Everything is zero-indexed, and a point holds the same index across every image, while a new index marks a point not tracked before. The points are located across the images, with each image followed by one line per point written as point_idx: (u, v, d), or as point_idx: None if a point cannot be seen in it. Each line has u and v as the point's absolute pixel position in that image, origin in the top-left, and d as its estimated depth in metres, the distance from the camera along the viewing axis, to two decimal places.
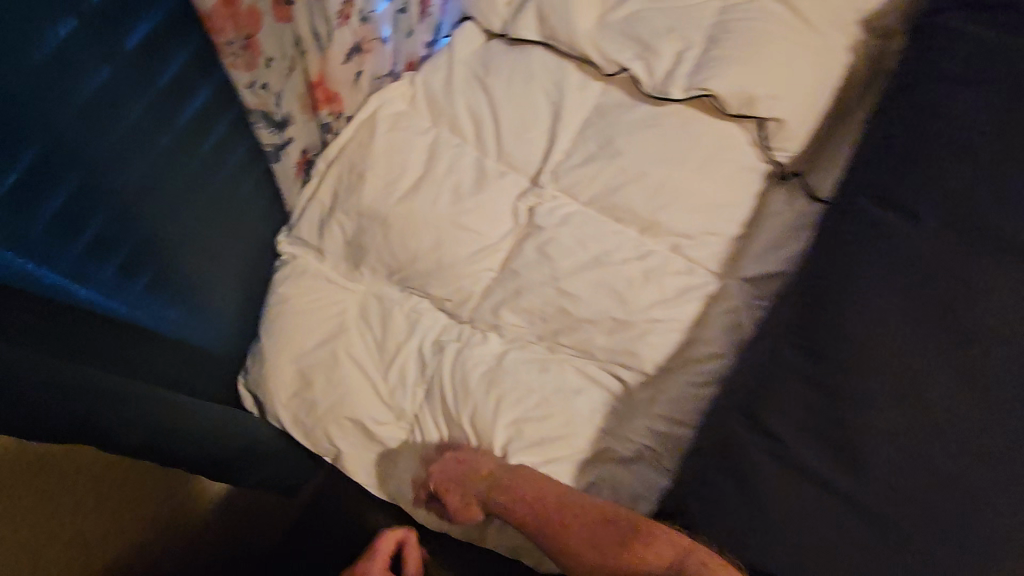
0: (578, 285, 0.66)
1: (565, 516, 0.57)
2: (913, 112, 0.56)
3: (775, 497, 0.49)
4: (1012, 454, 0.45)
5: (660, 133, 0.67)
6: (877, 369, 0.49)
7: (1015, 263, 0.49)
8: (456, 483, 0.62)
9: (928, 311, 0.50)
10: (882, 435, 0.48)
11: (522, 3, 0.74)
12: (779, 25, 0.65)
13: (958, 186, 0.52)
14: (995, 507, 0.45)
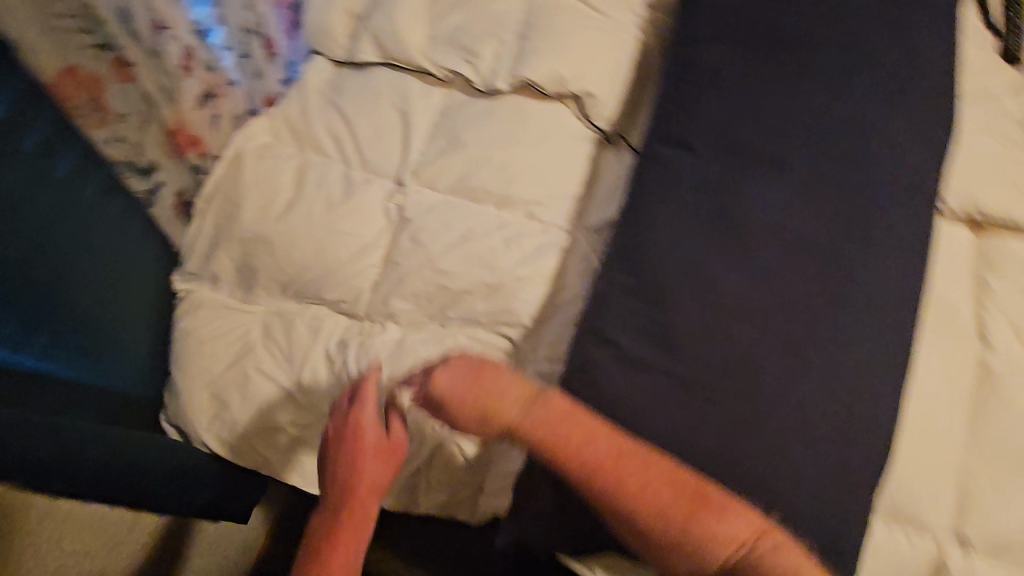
0: (452, 263, 0.74)
1: (646, 476, 0.55)
2: (682, 73, 0.73)
3: (620, 392, 0.61)
4: (772, 312, 0.61)
5: (499, 121, 0.79)
6: (680, 271, 0.63)
7: (760, 175, 0.66)
8: (511, 403, 0.58)
9: (710, 220, 0.65)
10: (688, 321, 0.62)
11: (357, 30, 0.84)
12: (577, 20, 0.81)
13: (719, 124, 0.69)
14: (767, 354, 0.60)
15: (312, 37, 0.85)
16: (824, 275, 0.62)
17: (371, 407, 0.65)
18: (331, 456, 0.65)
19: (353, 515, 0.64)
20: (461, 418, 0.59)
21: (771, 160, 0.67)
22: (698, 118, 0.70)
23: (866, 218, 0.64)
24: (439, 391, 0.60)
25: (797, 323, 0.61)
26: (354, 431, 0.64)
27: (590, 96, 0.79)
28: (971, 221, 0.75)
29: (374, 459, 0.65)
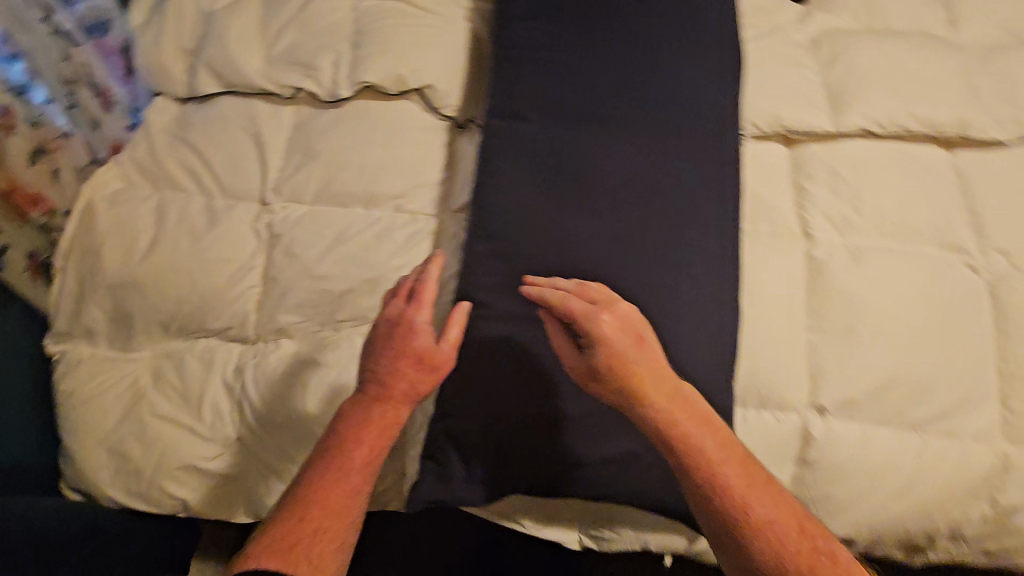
0: (329, 267, 0.77)
1: (741, 468, 0.56)
2: (507, 52, 0.79)
3: (495, 347, 0.67)
4: (612, 243, 0.69)
5: (349, 127, 0.82)
6: (529, 227, 0.70)
7: (583, 129, 0.74)
8: (636, 362, 0.58)
9: (546, 176, 0.72)
10: (543, 269, 0.69)
11: (193, 64, 0.85)
12: (405, 20, 0.85)
13: (542, 93, 0.76)
14: (613, 280, 0.68)
15: (149, 78, 0.85)
16: (654, 195, 0.71)
17: (428, 301, 0.60)
18: (376, 347, 0.61)
19: (375, 418, 0.59)
20: (601, 362, 0.58)
21: (592, 115, 0.75)
22: (524, 83, 0.77)
23: (682, 144, 0.73)
24: (600, 328, 0.58)
25: (640, 239, 0.69)
26: (400, 322, 0.60)
27: (431, 89, 0.84)
28: (782, 139, 0.86)
29: (415, 367, 0.60)
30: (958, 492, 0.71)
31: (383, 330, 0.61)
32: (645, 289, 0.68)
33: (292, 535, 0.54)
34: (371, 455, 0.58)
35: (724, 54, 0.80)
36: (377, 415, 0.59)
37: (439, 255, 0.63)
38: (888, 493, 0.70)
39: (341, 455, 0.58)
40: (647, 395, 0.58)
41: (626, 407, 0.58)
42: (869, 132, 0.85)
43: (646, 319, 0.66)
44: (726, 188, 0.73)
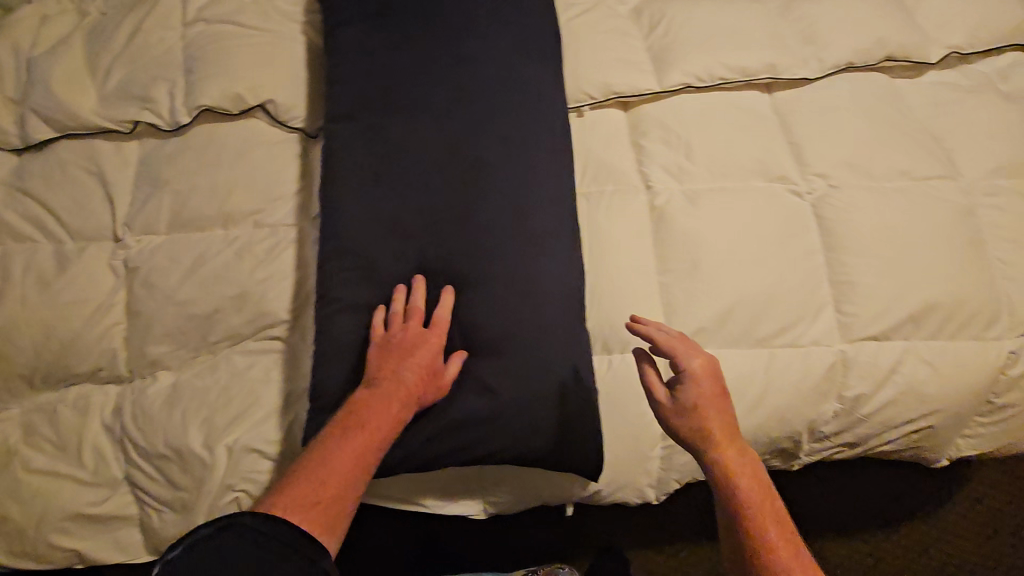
0: (192, 292, 0.77)
1: (780, 519, 0.61)
2: (337, 57, 0.81)
3: (356, 338, 0.69)
4: (451, 223, 0.73)
5: (195, 152, 0.83)
6: (372, 220, 0.73)
7: (412, 120, 0.77)
8: (720, 410, 0.67)
9: (381, 169, 0.75)
10: (391, 258, 0.72)
11: (23, 112, 0.83)
12: (236, 40, 0.86)
13: (372, 92, 0.79)
14: (456, 258, 0.72)
15: None
16: (485, 173, 0.75)
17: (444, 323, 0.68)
18: (394, 354, 0.66)
19: (393, 414, 0.63)
20: (690, 400, 0.68)
21: (420, 105, 0.78)
22: (352, 85, 0.79)
23: (507, 123, 0.78)
24: (693, 374, 0.68)
25: (479, 216, 0.74)
26: (417, 337, 0.67)
27: (273, 103, 0.85)
28: (619, 103, 0.92)
29: (427, 382, 0.66)
30: (808, 396, 0.78)
31: (398, 339, 0.67)
32: (489, 262, 0.72)
33: (314, 497, 0.56)
34: (382, 450, 0.62)
35: (544, 34, 0.85)
36: (395, 411, 0.63)
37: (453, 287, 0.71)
38: (745, 406, 0.77)
39: (358, 434, 0.61)
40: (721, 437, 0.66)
41: (699, 444, 0.66)
42: (692, 86, 0.92)
43: (526, 311, 0.71)
44: (557, 157, 0.79)
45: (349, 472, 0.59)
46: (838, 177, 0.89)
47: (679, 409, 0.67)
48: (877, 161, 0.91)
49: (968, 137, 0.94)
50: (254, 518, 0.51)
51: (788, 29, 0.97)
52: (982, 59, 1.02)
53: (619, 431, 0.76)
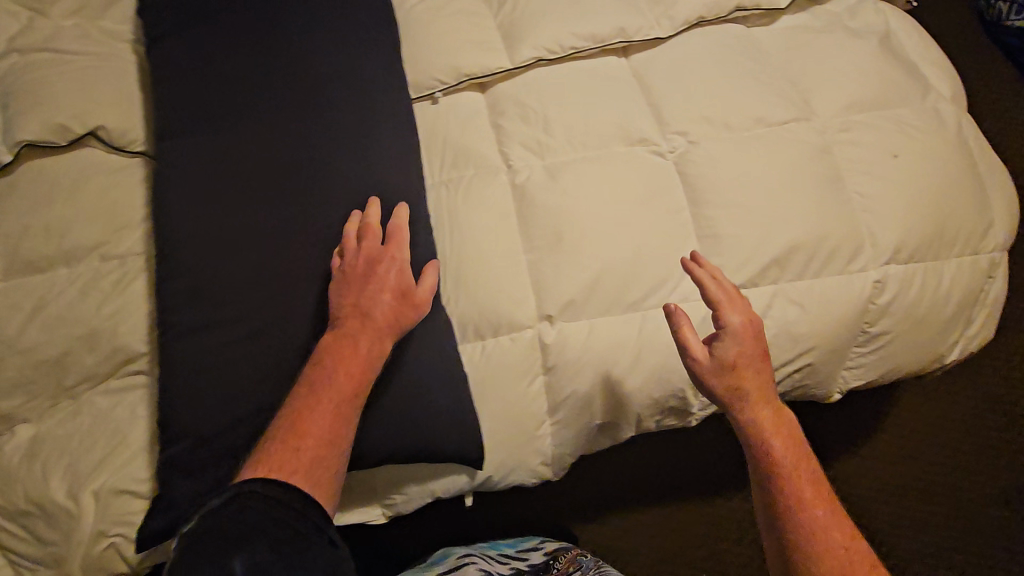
0: (37, 338, 0.74)
1: (813, 478, 0.67)
2: (159, 73, 0.78)
3: (204, 362, 0.67)
4: (292, 230, 0.71)
5: (24, 190, 0.78)
6: (210, 238, 0.70)
7: (242, 128, 0.75)
8: (758, 369, 0.72)
9: (214, 184, 0.72)
10: (233, 275, 0.69)
11: None
12: (55, 69, 0.82)
13: (198, 106, 0.76)
14: (301, 265, 0.70)
15: None
16: (323, 175, 0.73)
17: (402, 241, 0.69)
18: (356, 282, 0.67)
19: (363, 347, 0.65)
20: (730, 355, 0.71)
21: (250, 113, 0.75)
22: (175, 102, 0.76)
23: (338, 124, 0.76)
24: (729, 328, 0.72)
25: (323, 219, 0.72)
26: (376, 259, 0.68)
27: (104, 129, 0.81)
28: (474, 85, 0.91)
29: (399, 301, 0.68)
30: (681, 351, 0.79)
31: (356, 265, 0.68)
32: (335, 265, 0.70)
33: (303, 448, 0.59)
34: (359, 382, 0.64)
35: (382, 25, 0.83)
36: (367, 340, 0.65)
37: (405, 206, 0.71)
38: (620, 371, 0.78)
39: (334, 374, 0.63)
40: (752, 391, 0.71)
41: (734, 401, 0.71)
42: (544, 58, 0.91)
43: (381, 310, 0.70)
44: (400, 147, 0.77)
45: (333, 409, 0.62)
46: (696, 133, 0.90)
47: (723, 365, 0.71)
48: (733, 112, 0.92)
49: (820, 78, 0.96)
50: (262, 487, 0.53)
51: None
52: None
53: (499, 413, 0.77)
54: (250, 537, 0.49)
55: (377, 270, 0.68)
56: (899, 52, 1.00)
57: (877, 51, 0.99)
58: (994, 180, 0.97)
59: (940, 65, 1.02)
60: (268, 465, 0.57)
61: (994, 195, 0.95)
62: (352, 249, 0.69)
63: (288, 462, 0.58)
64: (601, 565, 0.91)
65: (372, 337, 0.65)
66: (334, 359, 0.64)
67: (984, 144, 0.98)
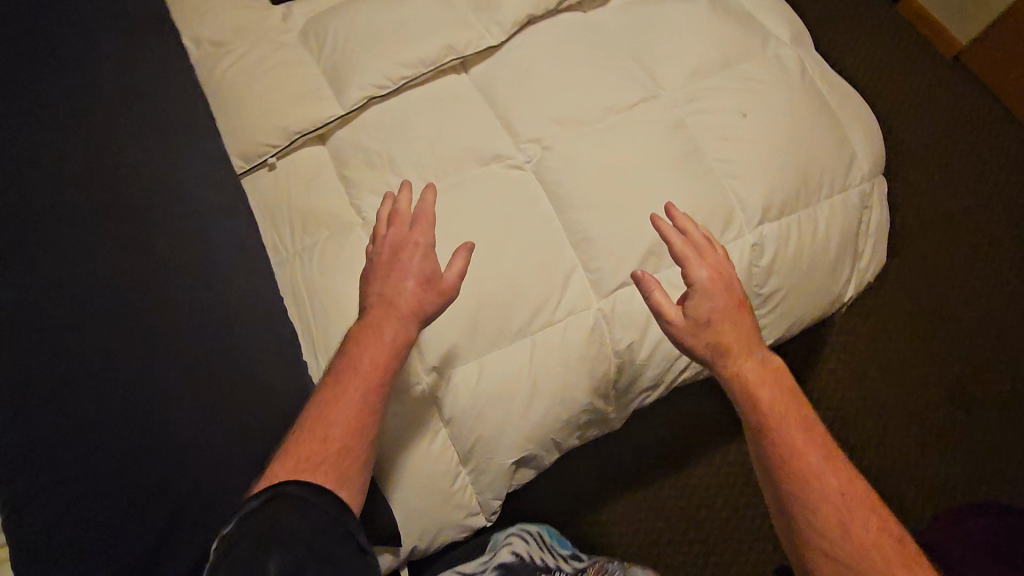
0: None
1: (804, 425, 0.67)
2: None
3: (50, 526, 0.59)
4: (125, 353, 0.65)
5: None
6: (25, 385, 0.62)
7: (41, 254, 0.67)
8: (735, 322, 0.72)
9: (22, 321, 0.64)
10: (64, 419, 0.62)
11: None
12: None
13: None
14: (146, 385, 0.65)
15: None
16: (157, 284, 0.69)
17: (423, 228, 0.69)
18: (377, 272, 0.70)
19: (385, 335, 0.67)
20: (703, 312, 0.71)
21: (48, 236, 0.68)
22: None
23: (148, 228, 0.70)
24: (698, 288, 0.72)
25: (164, 331, 0.67)
26: (398, 246, 0.70)
27: None
28: (314, 138, 0.86)
29: (422, 289, 0.69)
30: (575, 368, 0.78)
31: (381, 253, 0.71)
32: (190, 377, 0.66)
33: (325, 443, 0.62)
34: (382, 370, 0.66)
35: (197, 118, 0.82)
36: (390, 329, 0.67)
37: (429, 188, 0.71)
38: (521, 403, 0.76)
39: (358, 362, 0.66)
40: (730, 345, 0.71)
41: (714, 360, 0.72)
42: (375, 95, 0.86)
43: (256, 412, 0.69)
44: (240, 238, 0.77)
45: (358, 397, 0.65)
46: (550, 138, 0.87)
47: (699, 322, 0.72)
48: (584, 105, 0.89)
49: (664, 50, 0.95)
50: (297, 488, 0.57)
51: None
52: None
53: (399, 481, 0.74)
54: (285, 538, 0.53)
55: (400, 257, 0.70)
56: (734, 6, 1.00)
57: (713, 9, 0.98)
58: (849, 111, 0.98)
59: (777, 10, 1.02)
60: (293, 457, 0.61)
61: (851, 127, 0.97)
62: (380, 237, 0.72)
63: (315, 452, 0.62)
64: (629, 568, 0.93)
65: (394, 325, 0.67)
66: (361, 343, 0.67)
67: (831, 79, 1.00)
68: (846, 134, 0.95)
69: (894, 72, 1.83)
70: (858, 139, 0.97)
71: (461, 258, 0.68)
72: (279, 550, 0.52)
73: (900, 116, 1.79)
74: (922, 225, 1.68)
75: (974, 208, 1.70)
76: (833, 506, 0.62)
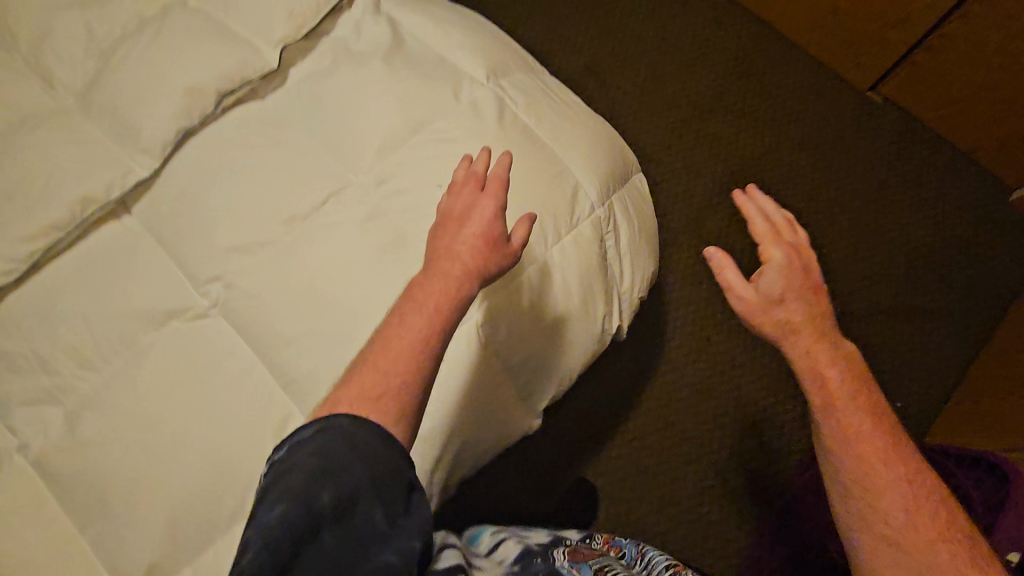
0: None
1: (871, 404, 0.69)
2: None
3: None
4: None
5: None
6: None
7: None
8: (807, 302, 0.77)
9: None
10: None
11: None
12: None
13: None
14: None
15: None
16: None
17: (494, 184, 0.72)
18: (449, 226, 0.73)
19: (451, 282, 0.69)
20: (773, 289, 0.77)
21: None
22: None
23: None
24: (772, 268, 0.78)
25: None
26: (470, 206, 0.73)
27: None
28: None
29: (487, 245, 0.72)
30: None
31: (451, 210, 0.75)
32: None
33: (385, 383, 0.63)
34: (446, 313, 0.68)
35: None
36: (459, 273, 0.70)
37: (506, 150, 0.75)
38: None
39: (422, 299, 0.68)
40: (791, 317, 0.76)
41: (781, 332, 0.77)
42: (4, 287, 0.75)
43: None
44: None
45: (421, 332, 0.66)
46: (231, 273, 0.76)
47: (770, 297, 0.77)
48: (263, 222, 0.79)
49: (348, 129, 0.85)
50: (350, 420, 0.60)
51: (101, 131, 0.82)
52: (332, 23, 0.94)
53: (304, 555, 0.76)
54: (341, 468, 0.57)
55: (470, 216, 0.74)
56: (420, 53, 0.91)
57: (395, 64, 0.88)
58: (573, 133, 0.92)
59: (472, 43, 0.94)
60: (356, 391, 0.62)
61: (578, 149, 0.91)
62: (453, 196, 0.76)
63: (371, 389, 0.63)
64: (642, 548, 0.98)
65: (459, 277, 0.69)
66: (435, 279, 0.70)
67: (545, 103, 0.93)
68: (569, 163, 0.90)
69: (669, 34, 1.85)
70: (588, 160, 0.91)
71: (526, 224, 0.73)
72: (331, 482, 0.56)
73: (684, 76, 1.82)
74: (730, 177, 1.72)
75: (773, 146, 1.76)
76: (885, 481, 0.64)
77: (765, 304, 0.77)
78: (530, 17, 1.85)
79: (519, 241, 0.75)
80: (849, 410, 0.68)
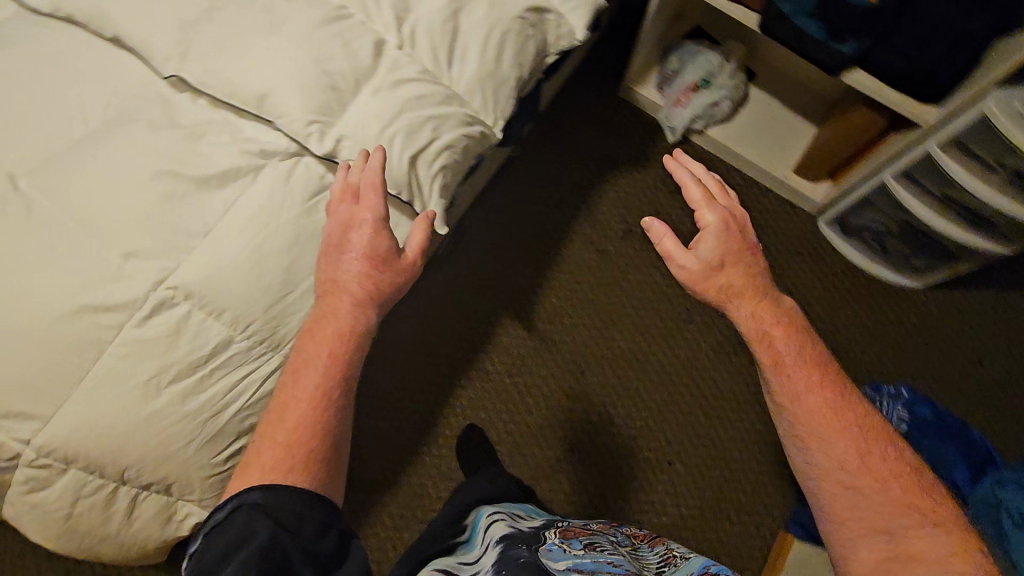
0: None
1: (793, 348, 0.76)
2: None
3: None
4: None
5: None
6: None
7: None
8: (736, 256, 0.80)
9: None
10: None
11: None
12: None
13: None
14: None
15: None
16: None
17: (371, 190, 0.80)
18: (333, 250, 0.81)
19: (344, 307, 0.79)
20: (710, 252, 0.80)
21: None
22: None
23: None
24: (696, 205, 0.82)
25: None
26: (349, 224, 0.81)
27: None
28: None
29: (370, 267, 0.80)
30: None
31: (333, 234, 0.81)
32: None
33: (284, 459, 0.71)
34: (345, 337, 0.78)
35: None
36: (354, 323, 0.78)
37: (377, 152, 0.80)
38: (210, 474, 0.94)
39: (314, 356, 0.77)
40: (722, 284, 0.79)
41: (711, 284, 0.80)
42: None
43: None
44: None
45: (314, 396, 0.75)
46: None
47: (711, 267, 0.79)
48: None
49: (80, 154, 0.83)
50: (257, 493, 0.67)
51: None
52: (251, 120, 0.86)
53: None
54: (267, 545, 0.62)
55: (350, 235, 0.81)
56: (194, 207, 0.82)
57: (168, 186, 0.82)
58: (121, 401, 0.77)
59: (235, 262, 0.81)
60: (260, 457, 0.72)
61: (97, 409, 0.76)
62: (332, 214, 0.82)
63: (278, 462, 0.71)
64: (641, 549, 0.85)
65: (350, 299, 0.79)
66: (333, 297, 0.79)
67: (155, 364, 0.78)
68: (69, 404, 0.76)
69: None
70: (89, 423, 0.76)
71: (424, 221, 0.84)
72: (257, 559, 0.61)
73: None
74: None
75: None
76: (820, 431, 0.73)
77: (706, 271, 0.79)
78: (625, 357, 1.48)
79: (413, 250, 0.84)
80: (777, 342, 0.77)
